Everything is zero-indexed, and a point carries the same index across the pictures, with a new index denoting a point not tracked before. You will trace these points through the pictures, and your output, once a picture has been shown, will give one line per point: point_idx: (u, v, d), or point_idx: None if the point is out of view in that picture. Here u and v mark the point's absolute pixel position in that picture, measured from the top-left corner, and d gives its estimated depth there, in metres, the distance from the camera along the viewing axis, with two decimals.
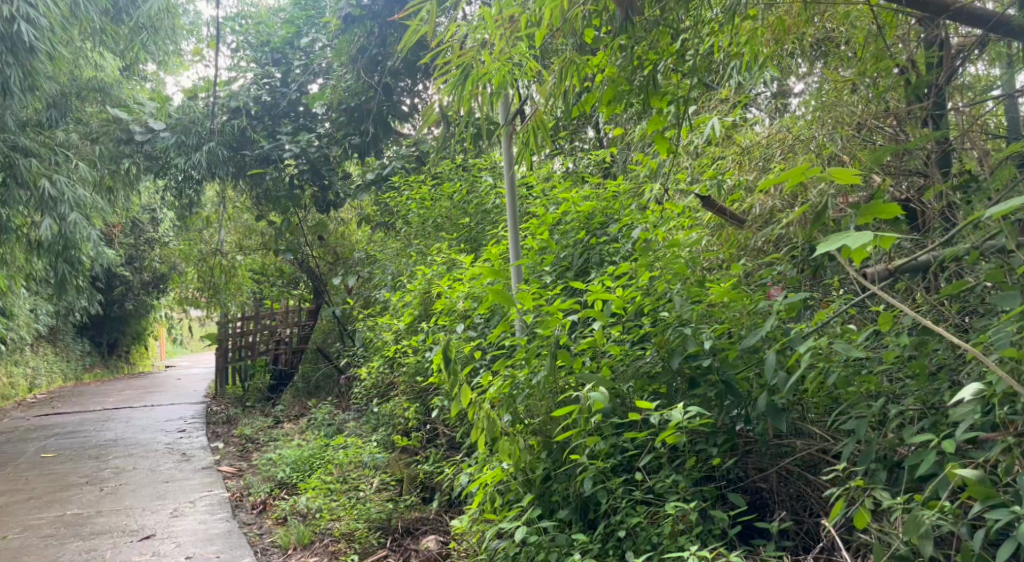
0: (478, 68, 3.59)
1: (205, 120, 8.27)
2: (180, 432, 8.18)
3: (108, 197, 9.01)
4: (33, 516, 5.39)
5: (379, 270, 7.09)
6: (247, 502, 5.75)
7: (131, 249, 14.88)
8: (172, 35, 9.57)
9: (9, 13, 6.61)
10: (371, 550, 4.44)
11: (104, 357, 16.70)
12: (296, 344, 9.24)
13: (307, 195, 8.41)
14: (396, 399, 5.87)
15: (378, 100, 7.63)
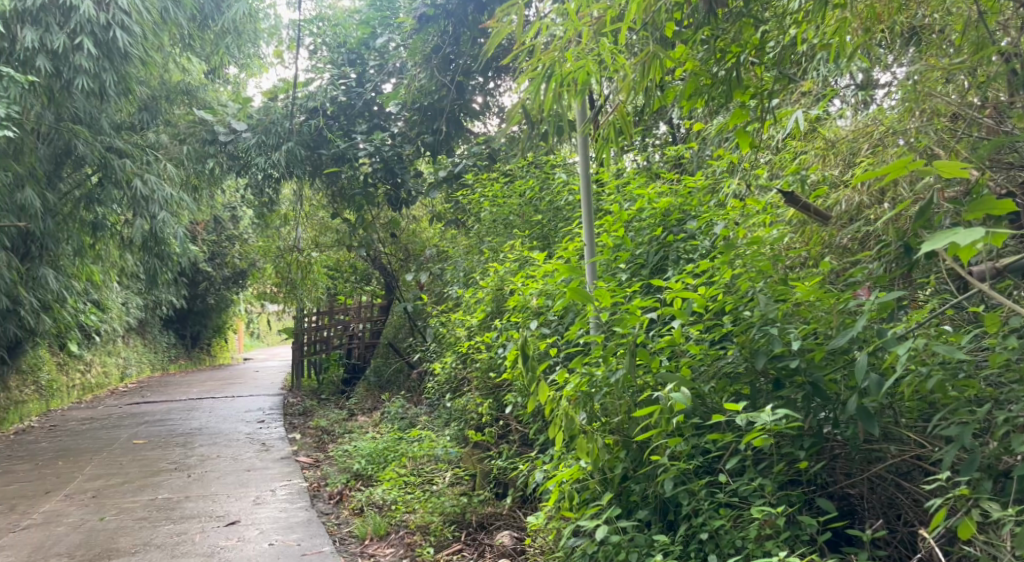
0: (560, 69, 3.62)
1: (284, 120, 8.38)
2: (260, 423, 8.48)
3: (194, 195, 9.36)
4: (128, 499, 5.67)
5: (450, 266, 7.17)
6: (325, 492, 5.93)
7: (213, 246, 15.45)
8: (254, 38, 9.86)
9: (105, 20, 6.93)
10: (446, 543, 4.50)
11: (187, 348, 17.46)
12: (368, 338, 9.45)
13: (380, 194, 8.56)
14: (469, 395, 5.92)
15: (450, 99, 7.72)
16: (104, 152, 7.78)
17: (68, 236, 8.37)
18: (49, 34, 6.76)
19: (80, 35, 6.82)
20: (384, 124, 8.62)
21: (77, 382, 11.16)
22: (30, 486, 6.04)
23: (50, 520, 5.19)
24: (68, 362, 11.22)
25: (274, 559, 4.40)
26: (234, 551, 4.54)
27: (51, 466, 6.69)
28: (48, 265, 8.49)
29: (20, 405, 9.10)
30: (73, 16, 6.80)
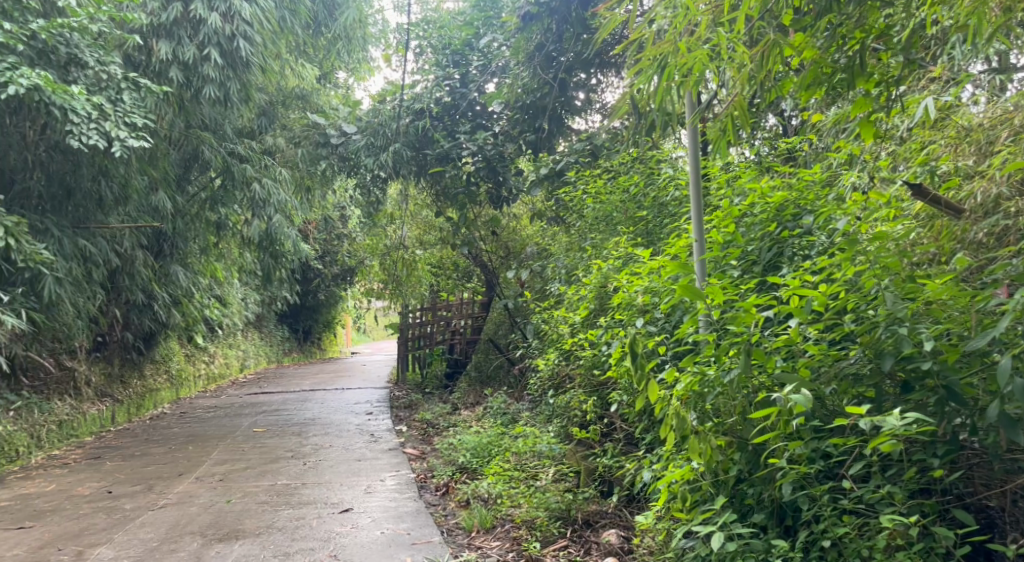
0: (673, 60, 3.56)
1: (392, 121, 8.62)
2: (369, 414, 8.81)
3: (307, 195, 9.75)
4: (252, 483, 6.02)
5: (551, 264, 7.16)
6: (431, 483, 6.08)
7: (324, 245, 16.12)
8: (362, 44, 10.18)
9: (230, 31, 7.36)
10: (552, 539, 4.53)
11: (300, 342, 18.35)
12: (468, 334, 9.53)
13: (482, 192, 8.56)
14: (573, 391, 5.84)
15: (553, 97, 7.75)
16: (226, 158, 8.30)
17: (195, 236, 8.95)
18: (180, 46, 7.26)
19: (208, 46, 7.28)
20: (487, 124, 8.66)
21: (203, 372, 11.92)
22: (165, 468, 6.51)
23: (183, 500, 5.58)
24: (195, 353, 11.99)
25: (387, 547, 4.57)
26: (348, 538, 4.74)
27: (182, 450, 7.18)
28: (178, 263, 9.12)
29: (153, 392, 9.81)
30: (202, 29, 7.27)
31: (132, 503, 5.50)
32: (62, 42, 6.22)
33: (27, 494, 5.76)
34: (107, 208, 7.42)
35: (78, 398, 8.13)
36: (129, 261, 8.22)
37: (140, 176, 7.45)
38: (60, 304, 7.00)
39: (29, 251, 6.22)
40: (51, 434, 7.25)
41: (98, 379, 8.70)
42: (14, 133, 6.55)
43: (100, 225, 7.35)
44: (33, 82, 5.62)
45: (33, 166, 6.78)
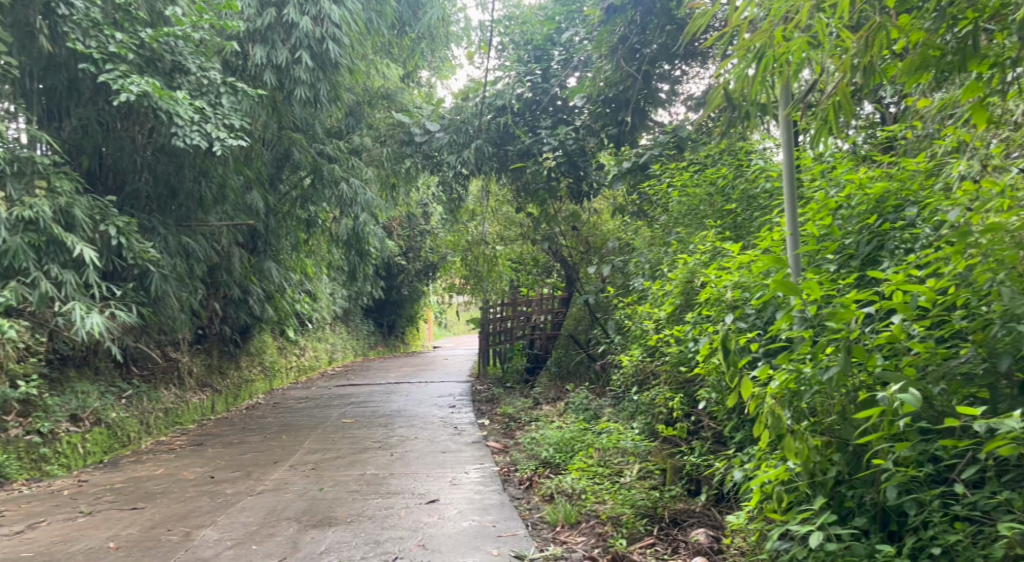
0: (771, 51, 3.50)
1: (474, 118, 8.70)
2: (452, 408, 8.95)
3: (392, 193, 9.96)
4: (342, 472, 6.22)
5: (634, 258, 6.94)
6: (515, 477, 6.13)
7: (407, 241, 16.43)
8: (446, 43, 10.55)
9: (320, 34, 7.60)
10: (638, 536, 4.49)
11: (384, 336, 18.81)
12: (549, 329, 9.50)
13: (563, 187, 8.53)
14: (658, 388, 5.67)
15: (636, 89, 7.63)
16: (316, 157, 8.60)
17: (287, 233, 9.31)
18: (274, 50, 7.53)
19: (300, 50, 7.57)
20: (568, 118, 8.55)
21: (293, 364, 12.39)
22: (261, 456, 6.80)
23: (279, 486, 5.81)
24: (286, 346, 12.46)
25: (473, 538, 4.64)
26: (436, 528, 4.83)
27: (276, 439, 7.48)
28: (271, 259, 9.49)
29: (249, 383, 10.26)
30: (294, 33, 7.53)
31: (233, 488, 5.78)
32: (167, 50, 6.57)
33: (139, 476, 6.13)
34: (206, 207, 7.81)
35: (182, 387, 8.60)
36: (226, 258, 8.63)
37: (236, 176, 7.80)
38: (165, 298, 7.43)
39: (138, 249, 6.69)
40: (159, 421, 7.70)
41: (200, 369, 9.18)
42: (123, 137, 6.95)
43: (201, 223, 7.75)
44: (142, 89, 5.98)
45: (141, 168, 7.16)
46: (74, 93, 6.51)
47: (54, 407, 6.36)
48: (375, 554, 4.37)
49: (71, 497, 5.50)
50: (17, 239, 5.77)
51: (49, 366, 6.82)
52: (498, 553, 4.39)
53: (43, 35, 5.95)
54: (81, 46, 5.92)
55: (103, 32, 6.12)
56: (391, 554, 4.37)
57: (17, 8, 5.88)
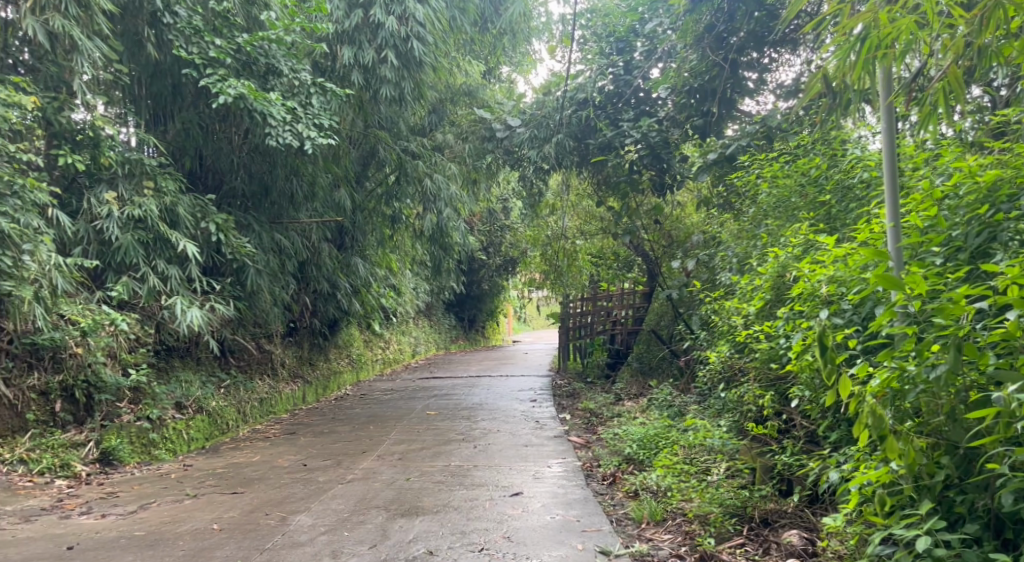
0: (875, 32, 3.36)
1: (556, 112, 8.67)
2: (533, 402, 8.99)
3: (473, 188, 10.06)
4: (428, 463, 6.35)
5: (721, 252, 6.77)
6: (599, 473, 6.10)
7: (488, 236, 16.59)
8: (527, 37, 10.53)
9: (405, 33, 7.74)
10: (727, 536, 4.39)
11: (465, 330, 19.06)
12: (631, 324, 9.37)
13: (645, 179, 8.30)
14: (746, 385, 5.52)
15: (723, 78, 7.48)
16: (400, 155, 8.81)
17: (372, 229, 9.57)
18: (361, 51, 7.71)
19: (386, 49, 7.73)
20: (651, 110, 8.42)
21: (379, 357, 12.72)
22: (350, 445, 7.02)
23: (368, 475, 5.98)
24: (372, 339, 12.80)
25: (558, 532, 4.65)
26: (520, 521, 4.87)
27: (364, 429, 7.70)
28: (358, 255, 9.76)
29: (337, 374, 10.61)
30: (380, 32, 7.70)
31: (324, 476, 5.99)
32: (261, 54, 6.83)
33: (238, 462, 6.43)
34: (298, 204, 8.10)
35: (275, 378, 8.96)
36: (316, 254, 8.91)
37: (325, 174, 8.06)
38: (260, 293, 7.75)
39: (235, 245, 7.00)
40: (254, 410, 8.06)
41: (291, 361, 9.54)
42: (222, 139, 7.28)
43: (293, 221, 8.07)
44: (239, 91, 6.28)
45: (237, 167, 7.50)
46: (177, 97, 6.85)
47: (162, 395, 6.74)
48: (461, 545, 4.44)
49: (177, 481, 5.82)
50: (128, 236, 6.23)
51: (157, 356, 7.24)
52: (583, 547, 4.40)
53: (150, 43, 6.32)
54: (184, 53, 6.25)
55: (204, 38, 6.44)
56: (478, 545, 4.42)
57: (127, 19, 6.27)
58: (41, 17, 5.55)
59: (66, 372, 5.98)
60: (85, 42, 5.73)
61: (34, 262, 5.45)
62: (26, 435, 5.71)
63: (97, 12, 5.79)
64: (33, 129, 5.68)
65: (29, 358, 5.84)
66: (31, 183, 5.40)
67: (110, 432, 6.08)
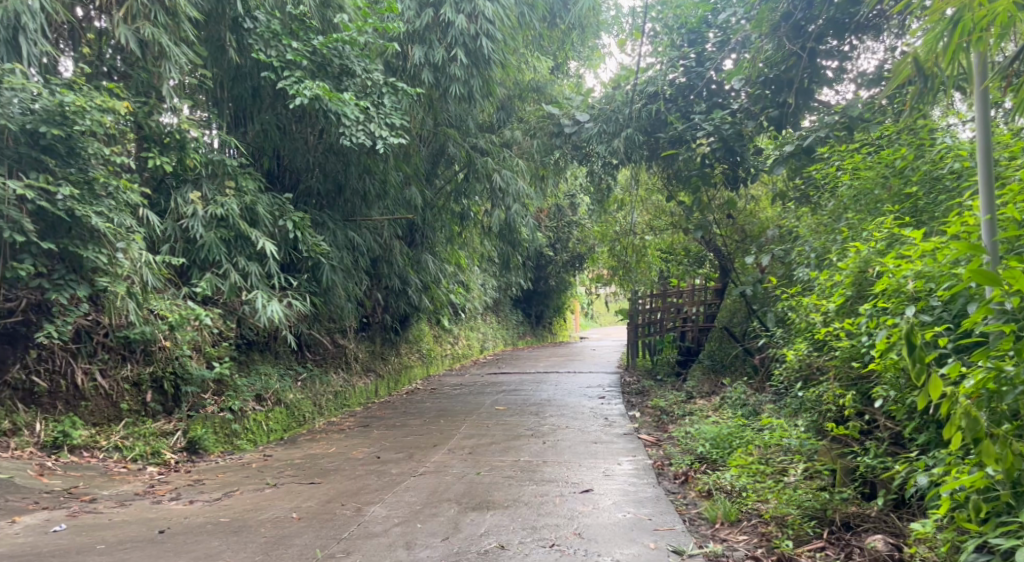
0: (971, 15, 3.19)
1: (624, 106, 8.50)
2: (601, 399, 8.94)
3: (541, 184, 10.06)
4: (498, 458, 6.39)
5: (798, 247, 6.58)
6: (670, 472, 6.02)
7: (555, 232, 16.59)
8: (596, 32, 10.50)
9: (475, 31, 7.80)
10: (806, 539, 4.27)
11: (533, 326, 19.09)
12: (702, 322, 9.17)
13: (718, 173, 8.19)
14: (825, 384, 5.35)
15: (802, 68, 7.20)
16: (469, 152, 8.92)
17: (441, 226, 9.68)
18: (431, 50, 7.85)
19: (455, 48, 7.81)
20: (724, 102, 8.22)
21: (448, 352, 12.89)
22: (421, 439, 7.14)
23: (440, 469, 6.07)
24: (441, 334, 12.99)
25: (629, 530, 4.62)
26: (591, 517, 4.85)
27: (435, 423, 7.81)
28: (427, 251, 9.90)
29: (407, 369, 10.81)
30: (450, 31, 7.79)
31: (397, 468, 6.11)
32: (335, 55, 6.98)
33: (315, 453, 6.63)
34: (370, 202, 8.31)
35: (349, 372, 9.19)
36: (388, 251, 9.08)
37: (395, 172, 8.21)
38: (335, 289, 7.95)
39: (311, 243, 7.19)
40: (329, 402, 8.29)
41: (364, 355, 9.76)
42: (298, 138, 7.51)
43: (365, 218, 8.26)
44: (315, 93, 6.43)
45: (313, 167, 7.72)
46: (257, 99, 7.08)
47: (243, 388, 7.01)
48: (532, 540, 4.46)
49: (258, 470, 6.04)
50: (212, 234, 6.51)
51: (239, 350, 7.53)
52: (655, 546, 4.35)
53: (232, 48, 6.57)
54: (263, 56, 6.46)
55: (283, 42, 6.64)
56: (549, 541, 4.43)
57: (211, 25, 6.55)
58: (133, 26, 5.90)
59: (155, 364, 6.26)
60: (172, 48, 6.02)
61: (127, 259, 5.81)
62: (121, 423, 6.01)
63: (183, 20, 6.08)
64: (126, 133, 5.93)
65: (123, 351, 6.12)
66: (124, 184, 5.68)
67: (196, 422, 6.36)
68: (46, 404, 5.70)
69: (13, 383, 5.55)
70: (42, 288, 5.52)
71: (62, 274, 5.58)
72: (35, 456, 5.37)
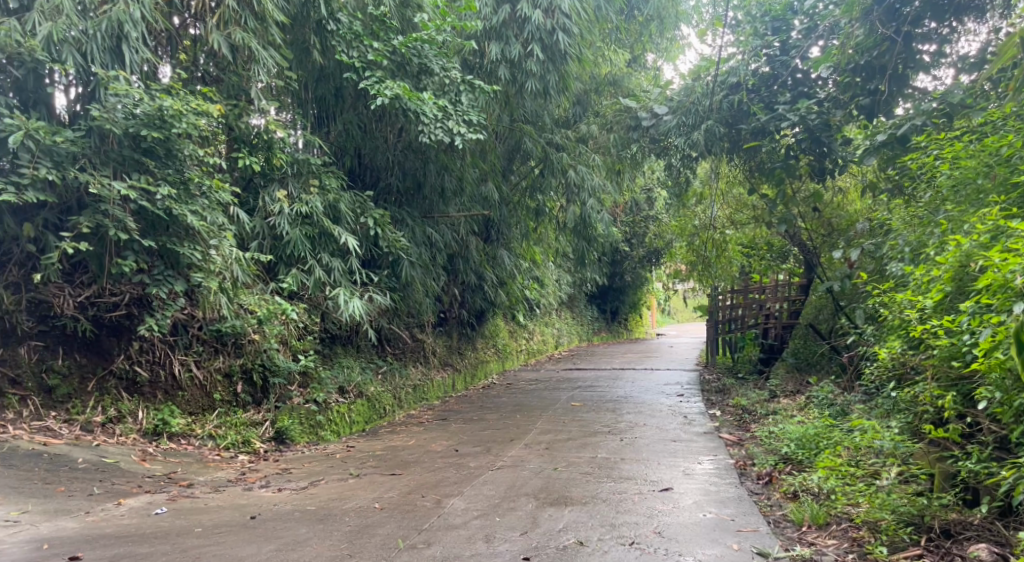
0: None
1: (705, 98, 8.30)
2: (679, 396, 8.79)
3: (617, 179, 9.96)
4: (575, 453, 6.38)
5: (891, 241, 6.31)
6: (753, 472, 5.87)
7: (631, 227, 16.43)
8: (675, 23, 10.41)
9: (551, 26, 7.81)
10: (902, 545, 4.07)
11: (608, 322, 18.96)
12: (785, 318, 8.93)
13: (802, 165, 7.95)
14: (921, 384, 5.09)
15: (894, 53, 6.99)
16: (545, 147, 8.93)
17: (517, 222, 9.72)
18: (508, 46, 7.89)
19: (532, 43, 7.83)
20: (810, 92, 7.91)
21: (523, 348, 12.95)
22: (498, 433, 7.18)
23: (517, 463, 6.10)
24: (516, 330, 13.05)
25: (711, 530, 4.53)
26: (672, 516, 4.78)
27: (511, 418, 7.86)
28: (503, 247, 9.96)
29: (483, 364, 10.91)
30: (526, 26, 7.81)
31: (476, 462, 6.17)
32: (414, 54, 7.09)
33: (396, 445, 6.77)
34: (447, 198, 8.41)
35: (427, 366, 9.34)
36: (464, 247, 9.19)
37: (472, 169, 8.30)
38: (413, 284, 8.10)
39: (391, 239, 7.36)
40: (409, 396, 8.45)
41: (442, 350, 9.89)
42: (378, 137, 7.66)
43: (443, 215, 8.37)
44: (395, 92, 6.55)
45: (392, 164, 7.89)
46: (339, 99, 7.29)
47: (327, 380, 7.23)
48: (611, 537, 4.42)
49: (342, 460, 6.22)
50: (297, 231, 6.71)
51: (323, 344, 7.76)
52: (739, 547, 4.25)
53: (316, 50, 6.76)
54: (345, 57, 6.65)
55: (364, 42, 6.80)
56: (628, 538, 4.38)
57: (297, 28, 6.74)
58: (225, 32, 6.13)
59: (246, 356, 6.54)
60: (262, 52, 6.20)
61: (219, 256, 6.03)
62: (215, 413, 6.29)
63: (271, 24, 6.29)
64: (218, 135, 6.20)
65: (216, 343, 6.41)
66: (217, 183, 5.93)
67: (283, 413, 6.60)
68: (147, 393, 6.02)
69: (118, 372, 5.91)
70: (143, 283, 5.84)
71: (161, 270, 5.88)
72: (138, 442, 5.70)
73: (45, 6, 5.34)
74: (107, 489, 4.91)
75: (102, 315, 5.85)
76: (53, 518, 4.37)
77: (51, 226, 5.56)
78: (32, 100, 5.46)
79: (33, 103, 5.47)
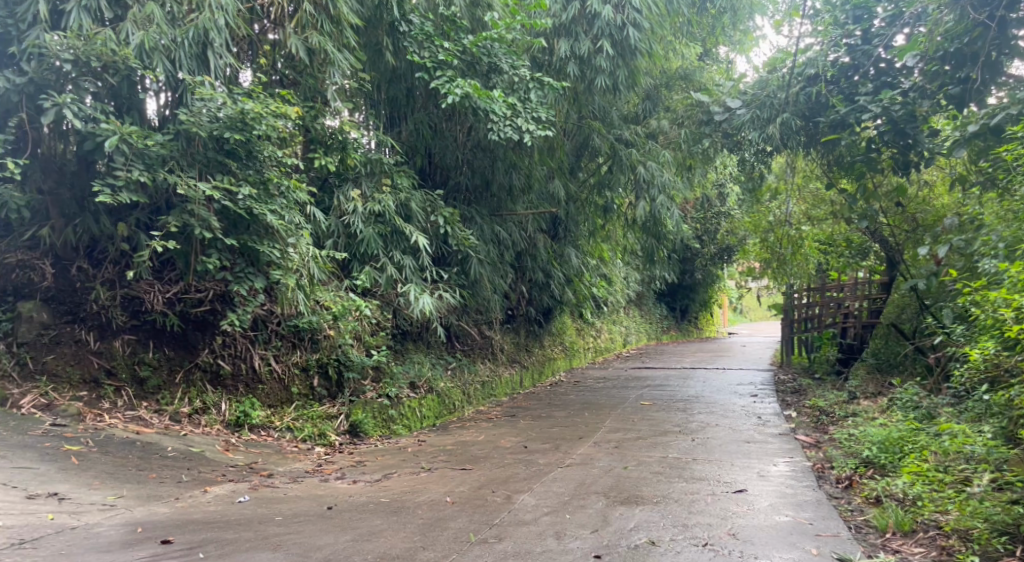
0: None
1: (780, 90, 8.13)
2: (753, 397, 8.58)
3: (688, 174, 9.80)
4: (645, 452, 6.32)
5: (982, 236, 6.01)
6: (832, 475, 5.69)
7: (702, 224, 16.16)
8: (749, 14, 10.20)
9: (621, 21, 7.75)
10: (996, 556, 3.87)
11: (677, 320, 18.69)
12: (866, 317, 8.69)
13: (885, 158, 7.69)
14: (1016, 388, 4.82)
15: (988, 40, 6.62)
16: (613, 144, 8.85)
17: (585, 219, 9.69)
18: (578, 42, 7.87)
19: (602, 39, 7.79)
20: (894, 81, 7.60)
21: (591, 345, 12.89)
22: (567, 431, 7.17)
23: (586, 461, 6.08)
24: (584, 328, 13.01)
25: (788, 534, 4.40)
26: (747, 518, 4.67)
27: (580, 416, 7.84)
28: (571, 245, 9.93)
29: (551, 361, 10.92)
30: (596, 22, 7.77)
31: (544, 458, 6.17)
32: (485, 53, 7.18)
33: (466, 440, 6.85)
34: (515, 196, 8.45)
35: (496, 363, 9.40)
36: (532, 245, 9.23)
37: (540, 167, 8.35)
38: (482, 282, 8.17)
39: (460, 237, 7.44)
40: (477, 392, 8.53)
41: (510, 347, 9.94)
42: (448, 136, 7.81)
43: (511, 213, 8.41)
44: (465, 90, 6.58)
45: (462, 164, 7.99)
46: (410, 100, 7.44)
47: (398, 375, 7.37)
48: (684, 537, 4.35)
49: (414, 454, 6.33)
50: (370, 230, 6.85)
51: (395, 340, 7.91)
52: (818, 552, 4.11)
53: (389, 51, 6.91)
54: (417, 58, 6.78)
55: (435, 43, 6.88)
56: (701, 539, 4.31)
57: (369, 31, 6.89)
58: (303, 36, 6.28)
59: (321, 351, 6.73)
60: (336, 55, 6.35)
61: (297, 254, 6.18)
62: (293, 406, 6.50)
63: (346, 28, 6.44)
64: (295, 136, 6.39)
65: (293, 338, 6.62)
66: (294, 183, 6.11)
67: (357, 407, 6.77)
68: (230, 385, 6.26)
69: (203, 365, 6.16)
70: (226, 280, 6.07)
71: (242, 268, 6.10)
72: (222, 433, 5.94)
73: (138, 15, 5.61)
74: (194, 477, 5.13)
75: (188, 310, 6.10)
76: (145, 503, 4.59)
77: (142, 225, 5.89)
78: (125, 106, 5.72)
79: (126, 109, 5.74)
